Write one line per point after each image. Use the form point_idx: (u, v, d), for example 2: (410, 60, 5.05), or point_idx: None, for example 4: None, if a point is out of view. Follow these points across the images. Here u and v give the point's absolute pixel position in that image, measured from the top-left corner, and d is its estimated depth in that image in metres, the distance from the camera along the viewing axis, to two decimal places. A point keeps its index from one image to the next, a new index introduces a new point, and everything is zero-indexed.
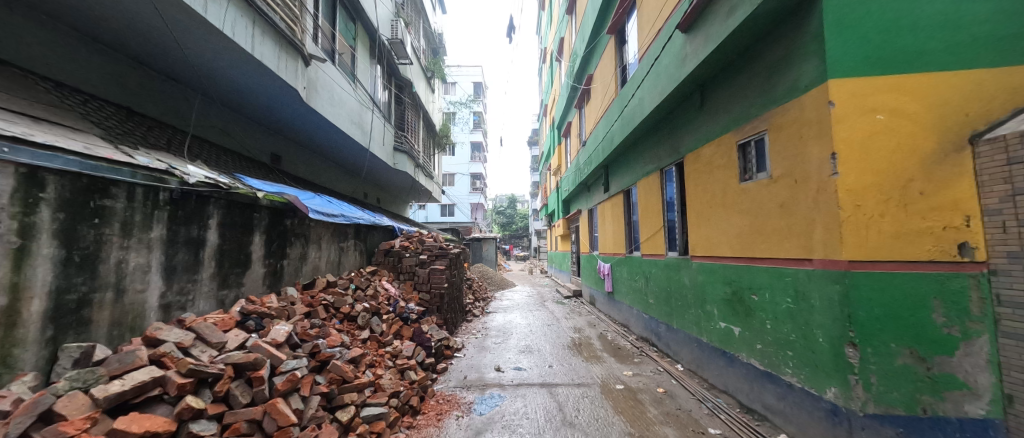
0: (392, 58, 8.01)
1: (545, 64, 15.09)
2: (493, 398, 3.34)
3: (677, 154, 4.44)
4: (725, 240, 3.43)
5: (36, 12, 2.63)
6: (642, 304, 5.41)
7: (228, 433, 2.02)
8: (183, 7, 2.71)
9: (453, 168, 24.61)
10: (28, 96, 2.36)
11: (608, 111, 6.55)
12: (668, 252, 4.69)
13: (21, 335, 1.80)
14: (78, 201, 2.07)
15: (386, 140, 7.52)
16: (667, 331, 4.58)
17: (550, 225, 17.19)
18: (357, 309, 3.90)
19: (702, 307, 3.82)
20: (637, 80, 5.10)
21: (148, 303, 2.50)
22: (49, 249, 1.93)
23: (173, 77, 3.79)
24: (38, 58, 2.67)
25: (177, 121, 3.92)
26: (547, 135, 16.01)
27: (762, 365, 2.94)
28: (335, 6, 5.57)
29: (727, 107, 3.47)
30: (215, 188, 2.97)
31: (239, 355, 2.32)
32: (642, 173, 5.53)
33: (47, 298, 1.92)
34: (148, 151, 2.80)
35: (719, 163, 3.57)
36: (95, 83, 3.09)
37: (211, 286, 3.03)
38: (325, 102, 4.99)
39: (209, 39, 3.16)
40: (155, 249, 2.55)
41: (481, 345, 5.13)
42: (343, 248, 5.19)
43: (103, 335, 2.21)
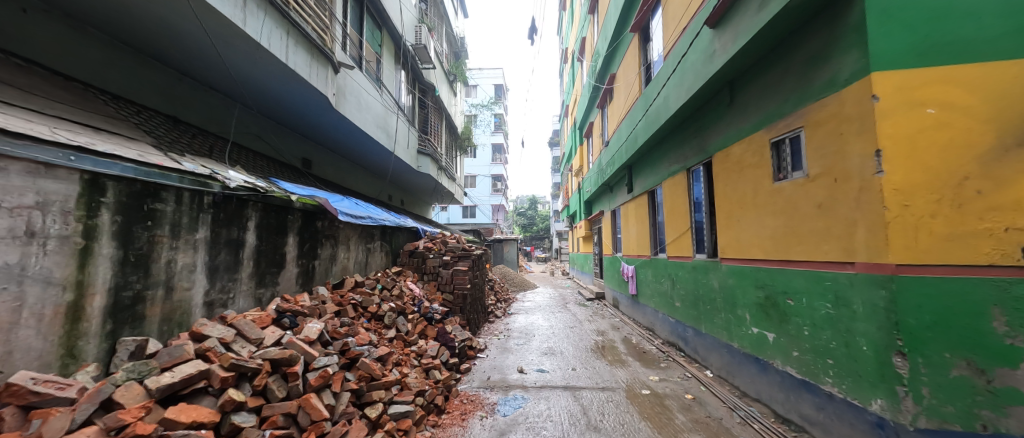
0: (415, 63, 8.19)
1: (567, 64, 14.99)
2: (516, 399, 3.34)
3: (705, 153, 4.31)
4: (757, 241, 3.31)
5: (96, 31, 2.88)
6: (668, 307, 5.27)
7: (266, 426, 2.13)
8: (224, 20, 2.88)
9: (474, 169, 24.88)
10: (90, 108, 2.58)
11: (632, 110, 6.44)
12: (695, 254, 4.55)
13: (85, 328, 1.97)
14: (133, 205, 2.24)
15: (410, 143, 7.68)
16: (695, 335, 4.44)
17: (572, 227, 17.05)
18: (383, 309, 3.99)
19: (732, 311, 3.68)
20: (662, 79, 4.99)
21: (194, 300, 2.66)
22: (109, 249, 2.11)
23: (213, 87, 3.99)
24: (96, 73, 2.91)
25: (218, 129, 4.15)
26: (569, 136, 15.90)
27: (799, 374, 2.80)
28: (362, 14, 5.74)
29: (759, 104, 3.35)
30: (253, 192, 3.13)
31: (275, 351, 2.42)
32: (667, 173, 5.40)
33: (107, 294, 2.09)
34: (192, 157, 2.97)
35: (750, 162, 3.43)
36: (145, 95, 3.32)
37: (249, 284, 3.19)
38: (353, 108, 5.16)
39: (247, 50, 3.33)
40: (200, 249, 2.70)
41: (504, 346, 5.15)
42: (370, 249, 5.34)
43: (155, 330, 2.38)
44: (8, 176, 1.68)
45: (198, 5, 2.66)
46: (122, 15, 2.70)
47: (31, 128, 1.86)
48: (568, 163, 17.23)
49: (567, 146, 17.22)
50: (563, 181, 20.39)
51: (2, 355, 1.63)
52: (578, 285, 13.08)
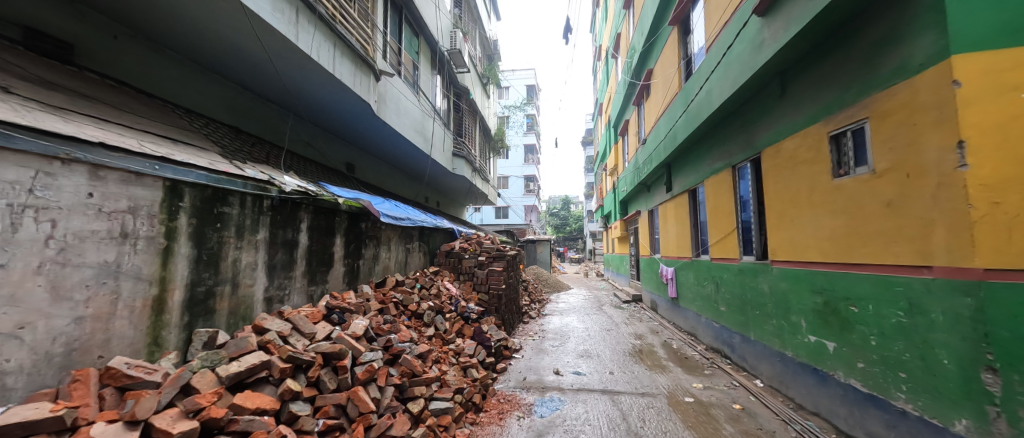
0: (450, 67, 8.39)
1: (601, 61, 14.70)
2: (553, 401, 3.32)
3: (752, 149, 4.06)
4: (813, 243, 3.09)
5: (171, 52, 3.23)
6: (712, 311, 5.01)
7: (320, 415, 2.27)
8: (279, 37, 3.11)
9: (506, 170, 25.07)
10: (169, 122, 2.87)
11: (671, 106, 6.20)
12: (742, 256, 4.29)
13: (166, 319, 2.22)
14: (205, 209, 2.48)
15: (445, 146, 7.86)
16: (743, 342, 4.18)
17: (607, 227, 16.66)
18: (423, 307, 4.11)
19: (786, 317, 3.44)
20: (703, 73, 4.77)
21: (256, 296, 2.90)
22: (186, 249, 2.35)
23: (268, 99, 4.29)
24: (172, 89, 3.26)
25: (274, 137, 4.48)
26: (603, 135, 15.57)
27: (865, 387, 2.57)
28: (401, 23, 5.98)
29: (815, 95, 3.11)
30: (305, 195, 3.34)
31: (327, 345, 2.57)
32: (710, 171, 5.14)
33: (184, 289, 2.34)
34: (253, 164, 3.22)
35: (805, 157, 3.20)
36: (212, 109, 3.65)
37: (302, 282, 3.41)
38: (393, 114, 5.36)
39: (299, 64, 3.57)
40: (260, 249, 2.93)
41: (539, 347, 5.14)
42: (409, 249, 5.53)
43: (224, 323, 2.62)
44: (105, 183, 1.94)
45: (258, 23, 2.89)
46: (192, 36, 3.00)
47: (123, 142, 2.12)
48: (602, 162, 16.87)
49: (600, 145, 16.87)
50: (597, 181, 19.97)
51: (102, 341, 1.89)
52: (614, 287, 12.76)
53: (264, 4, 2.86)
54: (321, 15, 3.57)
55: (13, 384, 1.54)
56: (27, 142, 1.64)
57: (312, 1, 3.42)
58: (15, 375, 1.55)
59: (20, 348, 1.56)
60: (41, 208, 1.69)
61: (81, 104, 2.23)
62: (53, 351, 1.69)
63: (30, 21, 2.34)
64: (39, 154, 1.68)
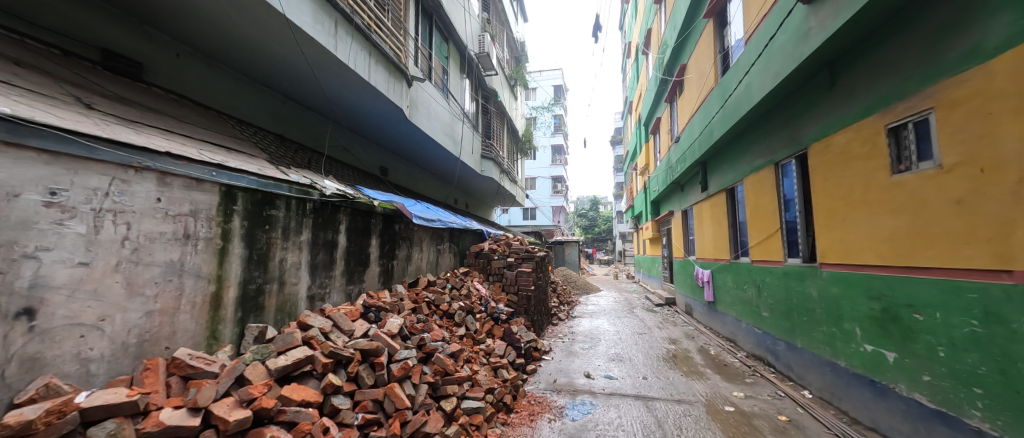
0: (478, 70, 8.50)
1: (631, 59, 14.35)
2: (585, 404, 3.27)
3: (797, 145, 3.83)
4: (868, 244, 2.86)
5: (225, 67, 3.49)
6: (753, 317, 4.76)
7: (359, 409, 2.37)
8: (320, 48, 3.28)
9: (533, 172, 25.05)
10: (223, 131, 3.10)
11: (706, 102, 5.95)
12: (787, 258, 4.05)
13: (222, 314, 2.40)
14: (256, 212, 2.66)
15: (474, 148, 7.96)
16: (788, 350, 3.94)
17: (638, 228, 16.19)
18: (454, 307, 4.17)
19: (838, 325, 3.20)
20: (742, 66, 4.55)
21: (300, 293, 3.06)
22: (239, 249, 2.53)
23: (309, 107, 4.52)
24: (225, 101, 3.52)
25: (315, 144, 4.72)
26: (633, 134, 15.18)
27: (931, 402, 2.35)
28: (431, 29, 6.12)
29: (869, 85, 2.89)
30: (343, 198, 3.50)
31: (365, 342, 2.67)
32: (750, 169, 4.89)
33: (238, 287, 2.52)
34: (296, 169, 3.41)
35: (858, 152, 2.97)
36: (260, 118, 3.91)
37: (341, 281, 3.56)
38: (424, 118, 5.49)
39: (338, 74, 3.74)
40: (304, 250, 3.09)
41: (569, 349, 5.08)
42: (440, 250, 5.64)
43: (272, 318, 2.79)
44: (171, 189, 2.13)
45: (301, 36, 3.06)
46: (242, 51, 3.23)
47: (186, 150, 2.32)
48: (632, 161, 16.43)
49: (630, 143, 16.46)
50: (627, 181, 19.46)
51: (169, 333, 2.09)
52: (645, 290, 12.37)
53: (306, 19, 3.02)
54: (358, 26, 3.73)
55: (96, 370, 1.76)
56: (107, 153, 1.83)
57: (349, 13, 3.58)
58: (98, 362, 1.77)
59: (100, 338, 1.78)
60: (119, 212, 1.89)
61: (149, 116, 2.45)
62: (128, 341, 1.89)
63: (105, 44, 2.62)
64: (115, 162, 1.87)
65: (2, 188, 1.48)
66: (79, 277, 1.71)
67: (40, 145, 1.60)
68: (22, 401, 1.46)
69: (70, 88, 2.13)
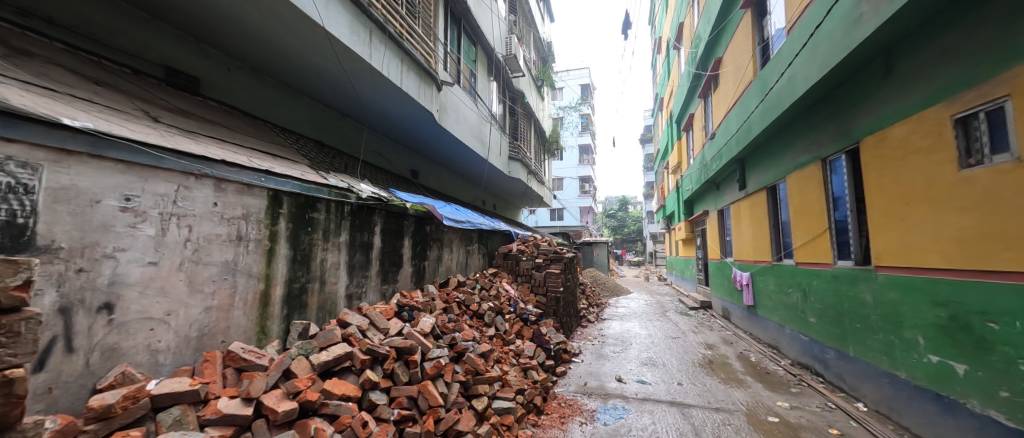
0: (505, 72, 8.55)
1: (661, 54, 13.91)
2: (617, 409, 3.20)
3: (848, 139, 3.57)
4: (931, 246, 2.63)
5: (270, 79, 3.72)
6: (798, 323, 4.48)
7: (395, 405, 2.45)
8: (356, 57, 3.41)
9: (560, 172, 24.90)
10: (270, 139, 3.31)
11: (744, 96, 5.67)
12: (837, 261, 3.78)
13: (270, 311, 2.56)
14: (299, 214, 2.81)
15: (501, 150, 8.00)
16: (839, 359, 3.67)
17: (670, 229, 15.63)
18: (483, 307, 4.23)
19: (897, 333, 2.95)
20: (784, 57, 4.30)
21: (339, 292, 3.20)
22: (285, 250, 2.69)
23: (346, 114, 4.73)
24: (271, 111, 3.76)
25: (351, 149, 4.93)
26: (664, 131, 14.68)
27: (1010, 421, 2.12)
28: (460, 34, 6.23)
29: (932, 72, 2.65)
30: (378, 201, 3.63)
31: (400, 341, 2.76)
32: (794, 166, 4.61)
33: (284, 285, 2.67)
34: (335, 174, 3.58)
35: (918, 146, 2.74)
36: (302, 126, 4.13)
37: (377, 281, 3.70)
38: (453, 121, 5.59)
39: (372, 81, 3.88)
40: (342, 251, 3.24)
41: (599, 352, 5.00)
42: (469, 251, 5.72)
43: (315, 316, 2.94)
44: (226, 194, 2.30)
45: (339, 47, 3.21)
46: (285, 63, 3.43)
47: (238, 158, 2.49)
48: (663, 159, 15.93)
49: (661, 142, 15.95)
50: (658, 180, 18.84)
51: (224, 328, 2.25)
52: (678, 293, 11.92)
53: (343, 30, 3.17)
54: (391, 34, 3.86)
55: (164, 360, 1.94)
56: (172, 162, 2.00)
57: (382, 22, 3.71)
58: (165, 353, 1.94)
59: (167, 331, 1.95)
60: (182, 216, 2.06)
61: (206, 127, 2.65)
62: (190, 334, 2.06)
63: (167, 62, 2.88)
64: (178, 170, 2.04)
65: (86, 195, 1.67)
66: (149, 275, 1.89)
67: (117, 157, 1.78)
68: (104, 386, 1.63)
69: (140, 103, 2.35)
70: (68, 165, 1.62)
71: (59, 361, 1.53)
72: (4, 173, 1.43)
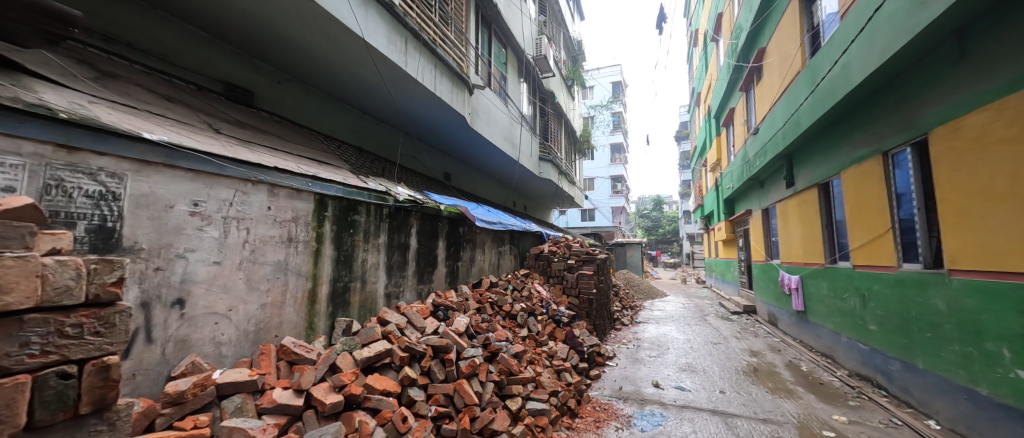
0: (535, 73, 8.56)
1: (698, 47, 13.32)
2: (654, 416, 3.10)
3: (914, 130, 3.25)
4: (1023, 248, 2.31)
5: (315, 89, 3.95)
6: (857, 331, 4.13)
7: (432, 402, 2.51)
8: (394, 66, 3.55)
9: (592, 172, 24.56)
10: (315, 146, 3.51)
11: (791, 87, 5.31)
12: (903, 264, 3.45)
13: (317, 308, 2.72)
14: (342, 217, 2.97)
15: (532, 151, 8.01)
16: (906, 371, 3.34)
17: (709, 230, 14.91)
18: (516, 308, 4.25)
19: (977, 344, 2.65)
20: (839, 43, 3.98)
21: (378, 291, 3.34)
22: (330, 251, 2.84)
23: (383, 120, 4.91)
24: (316, 119, 3.98)
25: (388, 153, 5.13)
26: (702, 128, 14.05)
27: None
28: (490, 37, 6.32)
29: (1017, 52, 2.36)
30: (414, 203, 3.74)
31: (436, 339, 2.84)
32: (850, 160, 4.25)
33: (329, 284, 2.83)
34: (374, 178, 3.74)
35: (1000, 136, 2.45)
36: (343, 133, 4.35)
37: (413, 280, 3.82)
38: (484, 124, 5.67)
39: (408, 88, 4.02)
40: (381, 251, 3.37)
41: (634, 356, 4.86)
42: (501, 252, 5.77)
43: (357, 313, 3.09)
44: (278, 198, 2.47)
45: (377, 56, 3.35)
46: (328, 73, 3.62)
47: (288, 165, 2.66)
48: (701, 156, 15.23)
49: (698, 139, 15.26)
50: (695, 179, 18.03)
51: (277, 323, 2.42)
52: (719, 296, 11.35)
53: (380, 39, 3.30)
54: (425, 41, 3.98)
55: (226, 352, 2.11)
56: (232, 170, 2.18)
57: (417, 30, 3.84)
58: (227, 345, 2.12)
59: (228, 325, 2.12)
60: (241, 219, 2.23)
61: (260, 136, 2.86)
62: (248, 328, 2.24)
63: (227, 78, 3.14)
64: (238, 177, 2.22)
65: (161, 202, 1.86)
66: (214, 274, 2.06)
67: (187, 166, 1.96)
68: (177, 374, 1.81)
69: (205, 117, 2.58)
70: (147, 174, 1.81)
71: (141, 350, 1.72)
72: (97, 182, 1.65)
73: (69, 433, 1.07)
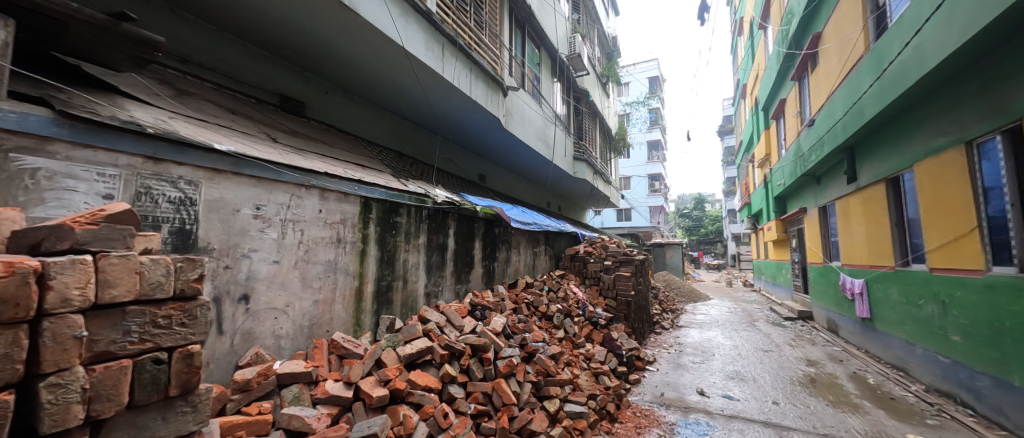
0: (570, 72, 8.50)
1: (745, 35, 12.54)
2: (700, 425, 2.97)
3: (1005, 116, 2.86)
4: None
5: (359, 98, 4.16)
6: (936, 341, 3.70)
7: (471, 399, 2.56)
8: (431, 72, 3.66)
9: (628, 171, 23.89)
10: (359, 152, 3.69)
11: (853, 74, 4.85)
12: (993, 268, 3.06)
13: (363, 306, 2.86)
14: (385, 219, 3.10)
15: (566, 151, 7.94)
16: (998, 389, 2.95)
17: (758, 230, 13.97)
18: (552, 309, 4.24)
19: None
20: (910, 23, 3.59)
21: (419, 290, 3.46)
22: (374, 251, 2.98)
23: (421, 125, 5.08)
24: (359, 126, 4.20)
25: (426, 157, 5.29)
26: (748, 121, 13.21)
27: None
28: (524, 39, 6.35)
29: None
30: (451, 205, 3.84)
31: (474, 338, 2.89)
32: (925, 152, 3.81)
33: (374, 282, 2.97)
34: (413, 181, 3.87)
35: None
36: (384, 138, 4.54)
37: (451, 280, 3.91)
38: (519, 125, 5.70)
39: (445, 93, 4.12)
40: (421, 252, 3.49)
41: (676, 362, 4.67)
42: (536, 253, 5.76)
43: (399, 311, 3.22)
44: (328, 202, 2.63)
45: (416, 63, 3.47)
46: (370, 82, 3.80)
47: (336, 170, 2.82)
48: (748, 150, 14.29)
49: (745, 133, 14.36)
50: (742, 176, 16.95)
51: (328, 319, 2.58)
52: (770, 301, 10.60)
53: (419, 47, 3.42)
54: (461, 46, 4.07)
55: (284, 345, 2.28)
56: (288, 176, 2.35)
57: (453, 36, 3.94)
58: (285, 338, 2.29)
59: (286, 320, 2.29)
60: (296, 221, 2.40)
61: (311, 144, 3.06)
62: (303, 323, 2.40)
63: (282, 90, 3.39)
64: (293, 182, 2.39)
65: (229, 206, 2.04)
66: (274, 272, 2.24)
67: (251, 174, 2.14)
68: (244, 363, 1.98)
69: (264, 127, 2.80)
70: (217, 181, 2.00)
71: (213, 340, 1.90)
72: (177, 189, 1.85)
73: (160, 413, 1.20)
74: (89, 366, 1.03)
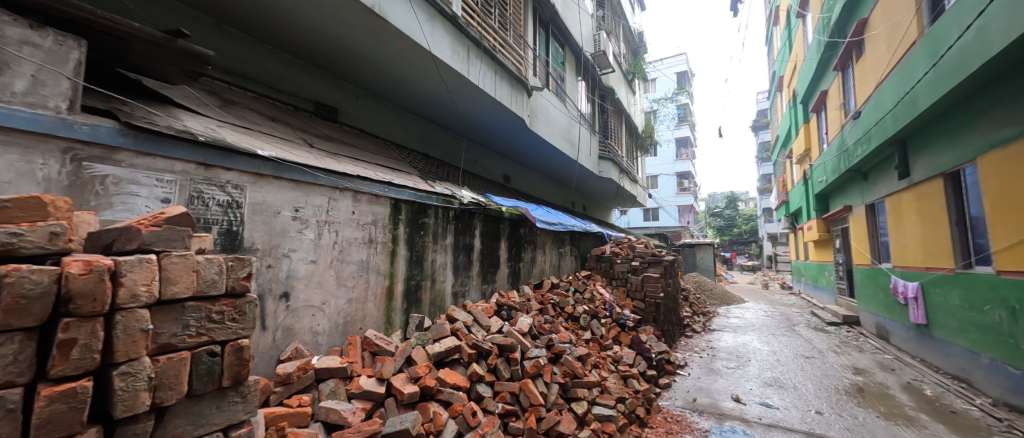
0: (594, 69, 8.37)
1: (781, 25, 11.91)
2: (735, 432, 2.85)
3: None
4: None
5: (387, 102, 4.29)
6: (1005, 351, 3.37)
7: (498, 399, 2.58)
8: (457, 74, 3.72)
9: (655, 169, 23.28)
10: (388, 154, 3.80)
11: (905, 61, 4.50)
12: None
13: (393, 304, 2.94)
14: (414, 220, 3.17)
15: (591, 150, 7.84)
16: None
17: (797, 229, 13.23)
18: (578, 310, 4.20)
19: None
20: (971, 5, 3.30)
21: (446, 289, 3.52)
22: (404, 251, 3.06)
23: (447, 127, 5.16)
24: (388, 129, 4.32)
25: (451, 158, 5.38)
26: (784, 115, 12.55)
27: None
28: (548, 38, 6.32)
29: None
30: (477, 206, 3.88)
31: (501, 338, 2.91)
32: (992, 143, 3.48)
33: (403, 282, 3.04)
34: (440, 182, 3.95)
35: None
36: (411, 141, 4.65)
37: (477, 280, 3.95)
38: (543, 124, 5.68)
39: (470, 95, 4.17)
40: (449, 252, 3.55)
41: (709, 366, 4.51)
42: (561, 253, 5.72)
43: (427, 310, 3.28)
44: (361, 204, 2.72)
45: (442, 66, 3.53)
46: (397, 86, 3.90)
47: (367, 173, 2.92)
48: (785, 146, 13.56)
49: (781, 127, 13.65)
50: (779, 173, 16.11)
51: (361, 317, 2.67)
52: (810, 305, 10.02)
53: (445, 51, 3.48)
54: (486, 48, 4.11)
55: (321, 341, 2.38)
56: (324, 179, 2.46)
57: (479, 38, 3.98)
58: (322, 335, 2.39)
59: (322, 317, 2.39)
60: (331, 223, 2.50)
61: (344, 148, 3.18)
62: (338, 321, 2.49)
63: (316, 97, 3.54)
64: (328, 185, 2.49)
65: (271, 209, 2.16)
66: (311, 271, 2.34)
67: (290, 177, 2.26)
68: (286, 357, 2.09)
69: (301, 133, 2.94)
70: (260, 185, 2.12)
71: (257, 335, 2.01)
72: (225, 193, 1.97)
73: (215, 402, 1.28)
74: (154, 357, 1.12)
